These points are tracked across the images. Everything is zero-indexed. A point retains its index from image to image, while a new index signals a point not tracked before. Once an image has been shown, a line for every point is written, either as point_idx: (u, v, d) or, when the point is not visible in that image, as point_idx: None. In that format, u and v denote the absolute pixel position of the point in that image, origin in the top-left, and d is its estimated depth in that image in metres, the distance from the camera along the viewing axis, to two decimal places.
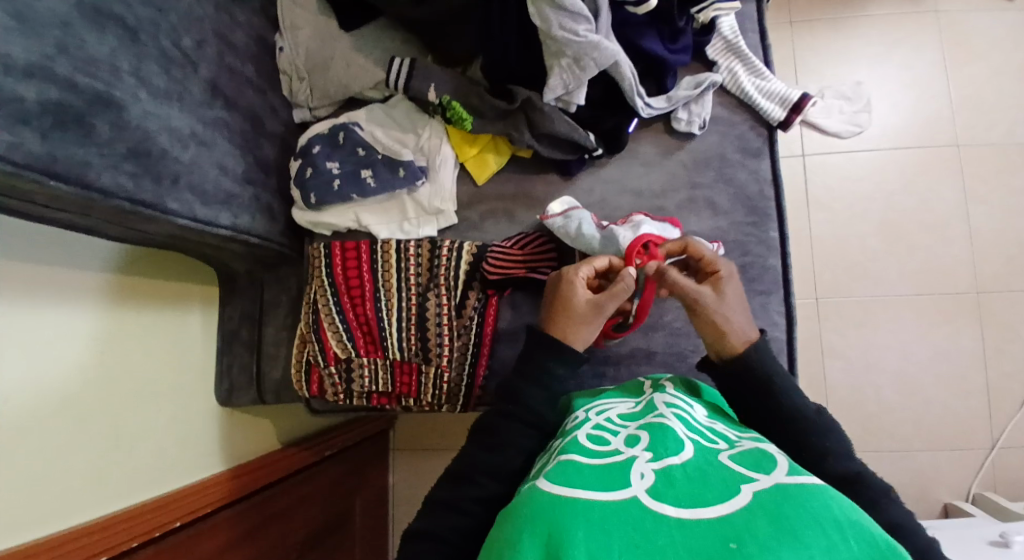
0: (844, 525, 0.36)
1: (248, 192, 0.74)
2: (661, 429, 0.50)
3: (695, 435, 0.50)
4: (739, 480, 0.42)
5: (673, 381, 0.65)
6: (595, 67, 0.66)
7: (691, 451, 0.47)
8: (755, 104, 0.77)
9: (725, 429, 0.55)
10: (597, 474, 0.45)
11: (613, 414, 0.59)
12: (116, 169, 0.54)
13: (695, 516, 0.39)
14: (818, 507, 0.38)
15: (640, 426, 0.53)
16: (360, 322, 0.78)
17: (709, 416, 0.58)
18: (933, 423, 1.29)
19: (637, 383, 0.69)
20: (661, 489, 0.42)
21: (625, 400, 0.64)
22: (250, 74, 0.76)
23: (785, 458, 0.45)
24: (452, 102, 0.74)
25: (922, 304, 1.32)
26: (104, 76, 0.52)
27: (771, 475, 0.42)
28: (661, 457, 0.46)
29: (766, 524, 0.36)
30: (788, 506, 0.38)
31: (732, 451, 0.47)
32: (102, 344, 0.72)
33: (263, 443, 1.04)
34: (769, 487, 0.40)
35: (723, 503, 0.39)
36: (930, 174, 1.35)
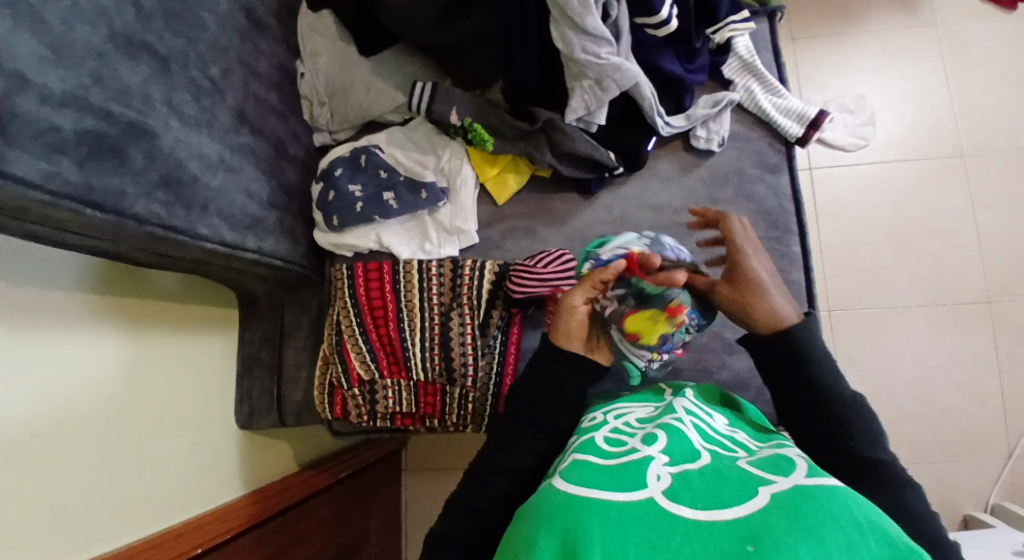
0: (863, 527, 0.35)
1: (272, 216, 0.75)
2: (677, 433, 0.50)
3: (713, 445, 0.50)
4: (757, 482, 0.42)
5: (696, 390, 0.64)
6: (617, 88, 0.68)
7: (708, 458, 0.47)
8: (773, 121, 0.78)
9: (746, 438, 0.55)
10: (613, 473, 0.45)
11: (631, 418, 0.59)
12: (148, 197, 0.54)
13: (712, 517, 0.38)
14: (837, 507, 0.37)
15: (656, 428, 0.53)
16: (383, 343, 0.78)
17: (729, 424, 0.58)
18: (951, 434, 1.28)
19: (656, 387, 0.69)
20: (678, 489, 0.42)
21: (644, 405, 0.64)
22: (273, 101, 0.77)
23: (804, 461, 0.45)
24: (474, 124, 0.76)
25: (935, 313, 1.31)
26: (137, 105, 0.53)
27: (790, 477, 0.42)
28: (677, 462, 0.46)
29: (783, 522, 0.36)
30: (805, 504, 0.37)
31: (750, 458, 0.47)
32: (124, 369, 0.72)
33: (281, 466, 1.03)
34: (788, 489, 0.40)
35: (741, 504, 0.39)
36: (937, 184, 1.35)
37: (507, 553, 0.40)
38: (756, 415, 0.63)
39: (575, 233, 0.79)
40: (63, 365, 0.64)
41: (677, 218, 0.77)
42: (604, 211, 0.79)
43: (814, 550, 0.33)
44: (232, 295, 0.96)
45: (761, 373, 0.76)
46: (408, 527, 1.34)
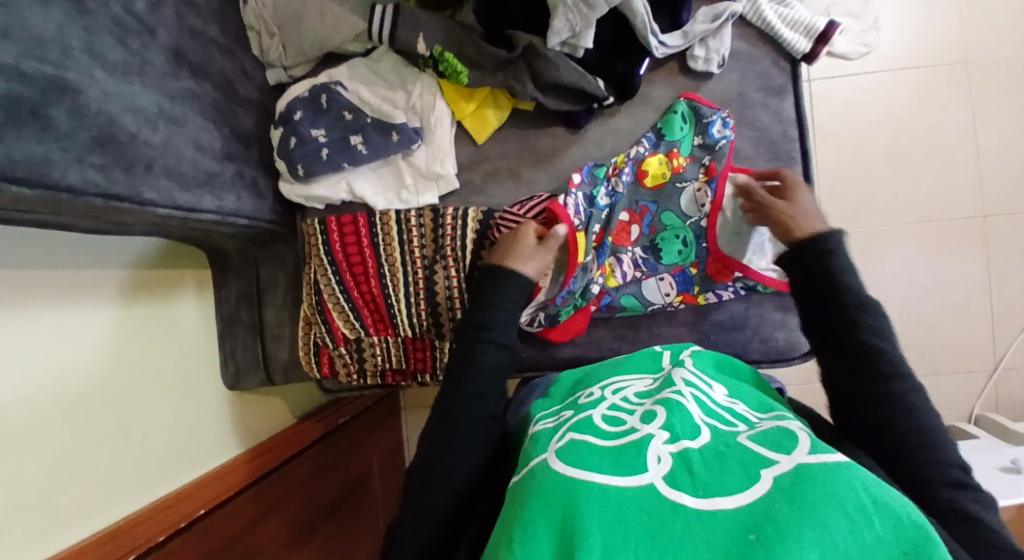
0: (867, 507, 0.35)
1: (229, 169, 0.68)
2: (677, 407, 0.48)
3: (712, 420, 0.48)
4: (759, 464, 0.40)
5: (696, 357, 0.63)
6: (605, 4, 0.60)
7: (708, 436, 0.45)
8: (779, 37, 0.70)
9: (745, 411, 0.52)
10: (611, 455, 0.43)
11: (629, 393, 0.57)
12: (83, 164, 0.48)
13: (714, 506, 0.37)
14: (842, 484, 0.36)
15: (655, 402, 0.51)
16: (366, 301, 0.74)
17: (729, 395, 0.56)
18: (939, 350, 1.30)
19: (652, 349, 0.68)
20: (679, 473, 0.40)
21: (642, 377, 0.62)
22: (216, 36, 0.68)
23: (807, 435, 0.43)
24: (445, 54, 0.67)
25: (931, 230, 1.29)
26: (53, 56, 0.45)
27: (792, 454, 0.40)
28: (677, 439, 0.44)
29: (787, 508, 0.35)
30: (811, 488, 0.36)
31: (751, 432, 0.45)
32: (106, 345, 0.69)
33: (276, 419, 1.03)
34: (791, 471, 0.38)
35: (743, 492, 0.37)
36: (941, 95, 1.28)
37: (502, 534, 0.39)
38: (756, 380, 0.64)
39: (562, 173, 0.74)
40: (37, 349, 0.60)
41: (673, 151, 0.72)
42: (594, 146, 0.73)
43: (818, 540, 0.33)
44: (202, 252, 0.90)
45: (758, 312, 0.74)
46: (410, 464, 1.35)
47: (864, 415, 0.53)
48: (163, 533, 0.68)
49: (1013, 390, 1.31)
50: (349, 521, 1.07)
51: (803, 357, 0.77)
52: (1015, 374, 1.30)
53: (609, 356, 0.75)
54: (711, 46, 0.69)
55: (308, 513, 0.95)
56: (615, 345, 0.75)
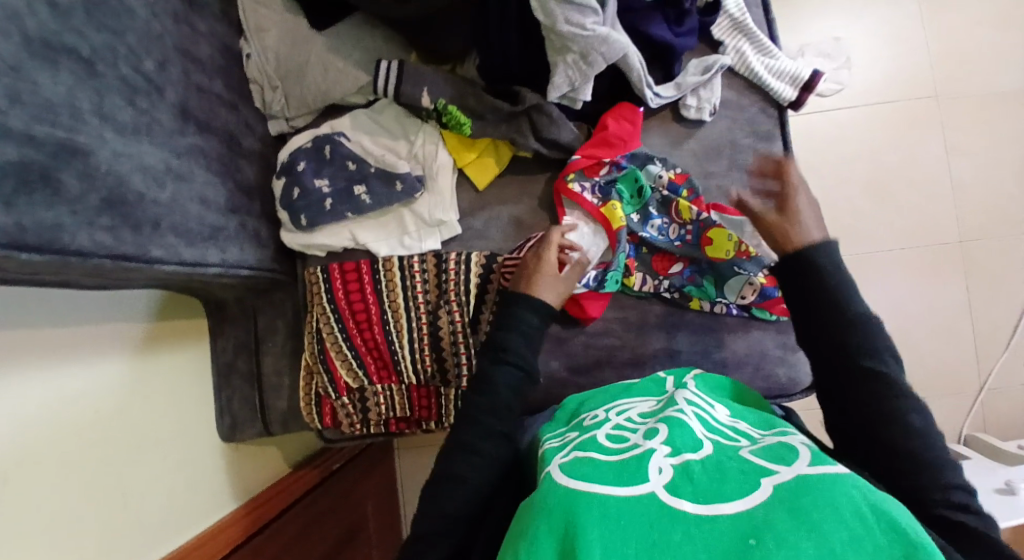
0: (866, 515, 0.35)
1: (232, 222, 0.68)
2: (678, 424, 0.49)
3: (714, 435, 0.49)
4: (759, 474, 0.40)
5: (699, 381, 0.63)
6: (603, 62, 0.62)
7: (710, 448, 0.46)
8: (766, 86, 0.73)
9: (748, 428, 0.53)
10: (613, 468, 0.44)
11: (633, 414, 0.57)
12: (92, 226, 0.47)
13: (713, 512, 0.37)
14: (839, 496, 0.36)
15: (658, 420, 0.51)
16: (369, 348, 0.74)
17: (731, 415, 0.56)
18: (927, 373, 1.33)
19: (656, 377, 0.68)
20: (680, 483, 0.40)
21: (646, 400, 0.62)
22: (220, 90, 0.68)
23: (807, 450, 0.44)
24: (448, 106, 0.69)
25: (911, 257, 1.33)
26: (64, 121, 0.45)
27: (792, 466, 0.41)
28: (679, 452, 0.44)
29: (785, 515, 0.35)
30: (807, 498, 0.36)
31: (753, 447, 0.46)
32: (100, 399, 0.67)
33: (271, 468, 1.00)
34: (790, 481, 0.39)
35: (743, 499, 0.38)
36: (912, 128, 1.35)
37: (506, 550, 0.39)
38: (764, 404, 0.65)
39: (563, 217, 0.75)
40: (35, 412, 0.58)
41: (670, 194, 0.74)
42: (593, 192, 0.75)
43: (819, 546, 0.33)
44: (197, 300, 0.88)
45: (758, 349, 0.76)
46: (406, 508, 1.31)
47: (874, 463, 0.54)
48: None
49: (1000, 413, 1.34)
50: None
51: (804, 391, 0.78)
52: (1002, 395, 1.33)
53: None
54: (700, 97, 0.72)
55: None
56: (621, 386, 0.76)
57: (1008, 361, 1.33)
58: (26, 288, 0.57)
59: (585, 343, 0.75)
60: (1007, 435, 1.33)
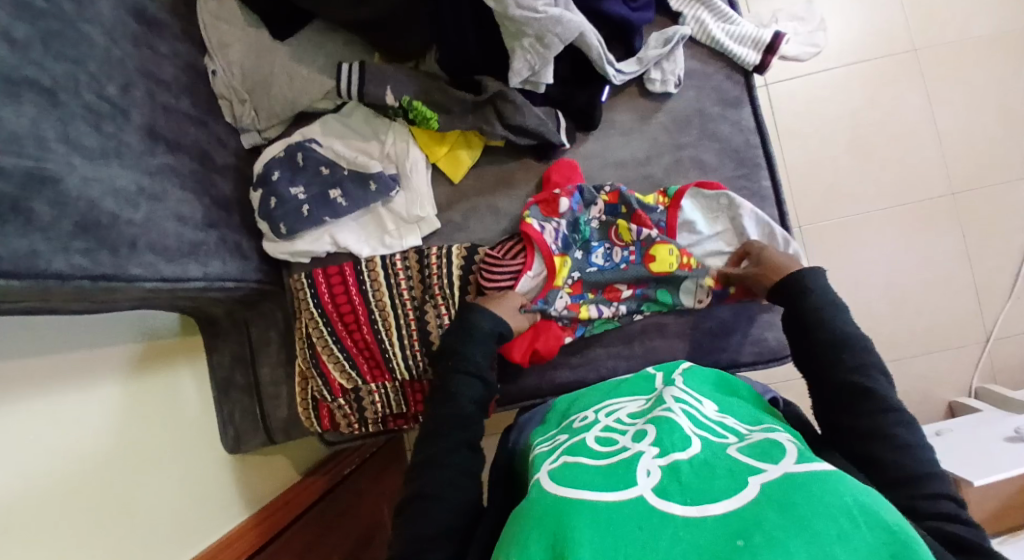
0: (855, 512, 0.34)
1: (212, 236, 0.69)
2: (666, 424, 0.48)
3: (702, 431, 0.48)
4: (747, 472, 0.40)
5: (687, 376, 0.63)
6: (560, 42, 0.62)
7: (698, 445, 0.45)
8: (729, 52, 0.74)
9: (735, 423, 0.53)
10: (603, 474, 0.44)
11: (623, 414, 0.57)
12: (68, 251, 0.48)
13: (702, 512, 0.37)
14: (827, 491, 0.36)
15: (647, 422, 0.51)
16: (360, 349, 0.75)
17: (719, 410, 0.56)
18: (929, 327, 1.32)
19: (644, 374, 0.68)
20: (668, 485, 0.40)
21: (636, 398, 0.62)
22: (188, 108, 0.69)
23: (795, 446, 0.44)
24: (414, 102, 0.69)
25: (903, 213, 1.33)
26: (31, 150, 0.46)
27: (779, 464, 0.40)
28: (667, 453, 0.44)
29: (773, 514, 0.35)
30: (796, 495, 0.36)
31: (740, 444, 0.45)
32: (103, 437, 0.68)
33: (280, 477, 1.01)
34: (776, 478, 0.39)
35: (732, 497, 0.37)
36: (894, 83, 1.33)
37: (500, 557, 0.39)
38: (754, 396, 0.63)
39: None
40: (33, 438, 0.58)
41: (643, 169, 0.74)
42: None
43: (807, 544, 0.32)
44: (190, 318, 0.89)
45: (744, 315, 0.76)
46: None
47: (862, 416, 0.55)
48: None
49: (1007, 360, 1.33)
50: None
51: None
52: (1008, 343, 1.32)
53: (606, 376, 0.76)
54: (664, 70, 0.72)
55: None
56: (611, 364, 0.76)
57: (1011, 308, 1.32)
58: (18, 317, 0.58)
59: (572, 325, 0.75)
60: (1016, 383, 1.32)
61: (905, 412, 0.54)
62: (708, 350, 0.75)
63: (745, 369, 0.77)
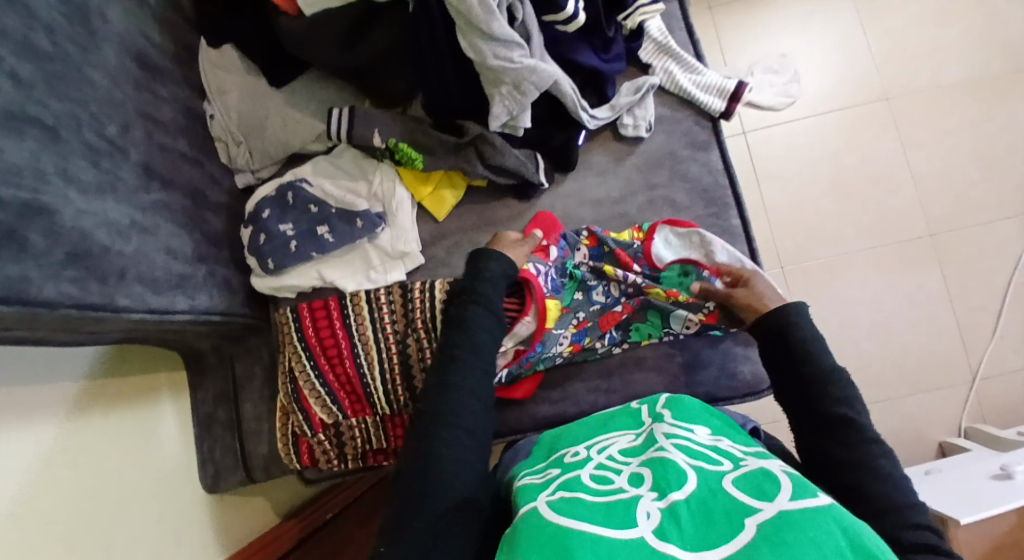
0: (848, 555, 0.34)
1: (200, 270, 0.71)
2: (662, 463, 0.48)
3: (697, 462, 0.48)
4: (742, 513, 0.39)
5: (668, 408, 0.63)
6: (535, 89, 0.67)
7: (694, 482, 0.45)
8: (696, 100, 0.79)
9: (729, 445, 0.54)
10: (602, 511, 0.43)
11: (614, 451, 0.57)
12: (57, 278, 0.50)
13: (700, 557, 0.36)
14: (821, 535, 0.35)
15: (643, 462, 0.50)
16: (341, 383, 0.76)
17: (712, 433, 0.57)
18: (914, 367, 1.33)
19: (630, 408, 0.69)
20: (668, 528, 0.39)
21: (625, 433, 0.62)
22: (184, 149, 0.73)
23: (788, 478, 0.43)
24: (400, 144, 0.74)
25: (881, 254, 1.36)
26: (29, 183, 0.49)
27: (774, 501, 0.40)
28: (666, 494, 0.44)
29: (769, 556, 0.34)
30: (791, 536, 0.35)
31: (735, 474, 0.45)
32: (72, 470, 0.67)
33: (259, 520, 0.98)
34: (771, 516, 0.38)
35: (728, 542, 0.37)
36: (863, 132, 1.40)
37: None
38: (720, 415, 0.64)
39: None
40: None
41: (618, 207, 0.78)
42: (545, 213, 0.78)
43: None
44: (172, 353, 0.89)
45: (721, 348, 0.77)
46: None
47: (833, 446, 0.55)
48: None
49: (994, 400, 1.34)
50: None
51: None
52: (993, 382, 1.33)
53: (587, 410, 0.76)
54: (637, 118, 0.77)
55: None
56: (592, 398, 0.77)
57: (993, 347, 1.34)
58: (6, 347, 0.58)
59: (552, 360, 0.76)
60: (1005, 423, 1.32)
61: (874, 441, 0.55)
62: (687, 383, 0.76)
63: (724, 403, 0.78)
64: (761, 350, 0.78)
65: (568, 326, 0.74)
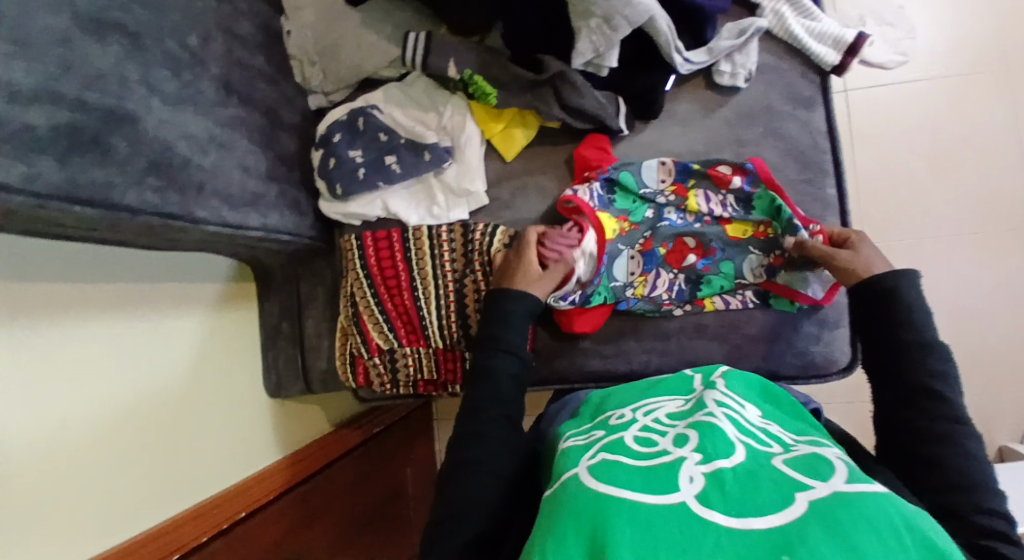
0: (901, 529, 0.33)
1: (272, 189, 0.73)
2: (710, 429, 0.46)
3: (747, 439, 0.46)
4: (792, 487, 0.38)
5: (727, 378, 0.61)
6: (628, 25, 0.62)
7: (742, 455, 0.43)
8: (807, 48, 0.70)
9: (780, 431, 0.51)
10: (642, 475, 0.42)
11: (661, 414, 0.56)
12: (140, 185, 0.52)
13: (745, 524, 0.35)
14: (873, 510, 0.34)
15: (688, 426, 0.49)
16: (399, 313, 0.77)
17: (762, 416, 0.55)
18: (999, 366, 1.22)
19: (683, 375, 0.67)
20: (710, 492, 0.38)
21: (674, 398, 0.61)
22: (262, 66, 0.73)
23: (845, 463, 0.41)
24: (474, 77, 0.70)
25: (984, 240, 1.23)
26: (113, 90, 0.50)
27: (827, 482, 0.38)
28: (710, 460, 0.42)
29: (821, 530, 0.33)
30: (842, 511, 0.34)
31: (786, 456, 0.44)
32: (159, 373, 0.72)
33: (315, 427, 1.06)
34: (824, 495, 0.36)
35: (777, 512, 0.35)
36: (989, 100, 1.23)
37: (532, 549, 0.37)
38: (794, 406, 0.61)
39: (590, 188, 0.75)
40: (101, 361, 0.63)
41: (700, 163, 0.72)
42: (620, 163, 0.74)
43: None
44: (248, 268, 0.92)
45: (791, 324, 0.73)
46: None
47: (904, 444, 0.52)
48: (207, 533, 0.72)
49: None
50: (384, 530, 1.08)
51: (840, 372, 0.75)
52: None
53: (638, 370, 0.75)
54: (734, 65, 0.70)
55: (345, 517, 0.98)
56: (645, 358, 0.75)
57: None
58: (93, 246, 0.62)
59: (609, 315, 0.74)
60: None
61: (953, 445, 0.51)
62: (747, 356, 0.74)
63: (785, 381, 0.75)
64: (835, 332, 0.73)
65: (632, 249, 0.74)
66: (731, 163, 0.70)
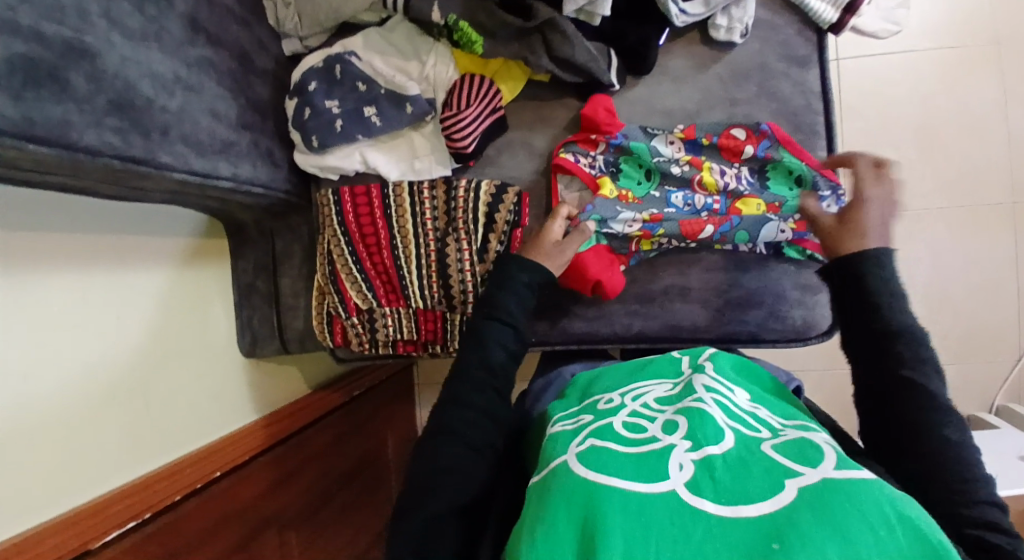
0: (893, 522, 0.32)
1: (244, 138, 0.69)
2: (699, 414, 0.46)
3: (735, 425, 0.46)
4: (783, 473, 0.38)
5: (715, 360, 0.61)
6: None
7: (732, 441, 0.42)
8: (804, 4, 0.69)
9: (768, 416, 0.50)
10: (632, 460, 0.41)
11: (650, 399, 0.55)
12: (100, 126, 0.48)
13: (736, 513, 0.35)
14: (865, 498, 0.34)
15: (677, 411, 0.48)
16: (378, 271, 0.75)
17: (751, 401, 0.54)
18: (964, 336, 1.26)
19: (670, 358, 0.66)
20: (701, 481, 0.38)
21: (663, 382, 0.60)
22: (232, 5, 0.68)
23: (833, 449, 0.41)
24: (459, 23, 0.66)
25: (960, 214, 1.24)
26: (72, 20, 0.45)
27: (817, 468, 0.38)
28: (700, 447, 0.42)
29: (810, 517, 0.33)
30: (835, 500, 0.34)
31: (775, 441, 0.43)
32: (125, 337, 0.69)
33: (291, 389, 1.04)
34: (815, 483, 0.36)
35: (767, 500, 0.35)
36: (976, 73, 1.23)
37: (517, 543, 0.37)
38: (774, 385, 0.61)
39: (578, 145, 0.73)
40: (65, 316, 0.60)
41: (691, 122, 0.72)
42: None
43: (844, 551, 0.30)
44: (219, 222, 0.88)
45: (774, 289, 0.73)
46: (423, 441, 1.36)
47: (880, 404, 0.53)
48: (179, 493, 0.68)
49: None
50: (363, 491, 1.08)
51: (820, 336, 0.76)
52: None
53: (620, 332, 0.75)
54: (731, 19, 0.68)
55: (325, 477, 0.97)
56: (628, 320, 0.75)
57: None
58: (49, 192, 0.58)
59: None
60: None
61: None
62: (730, 319, 0.74)
63: (764, 345, 0.76)
64: (816, 297, 0.74)
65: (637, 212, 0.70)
66: (746, 127, 0.69)
